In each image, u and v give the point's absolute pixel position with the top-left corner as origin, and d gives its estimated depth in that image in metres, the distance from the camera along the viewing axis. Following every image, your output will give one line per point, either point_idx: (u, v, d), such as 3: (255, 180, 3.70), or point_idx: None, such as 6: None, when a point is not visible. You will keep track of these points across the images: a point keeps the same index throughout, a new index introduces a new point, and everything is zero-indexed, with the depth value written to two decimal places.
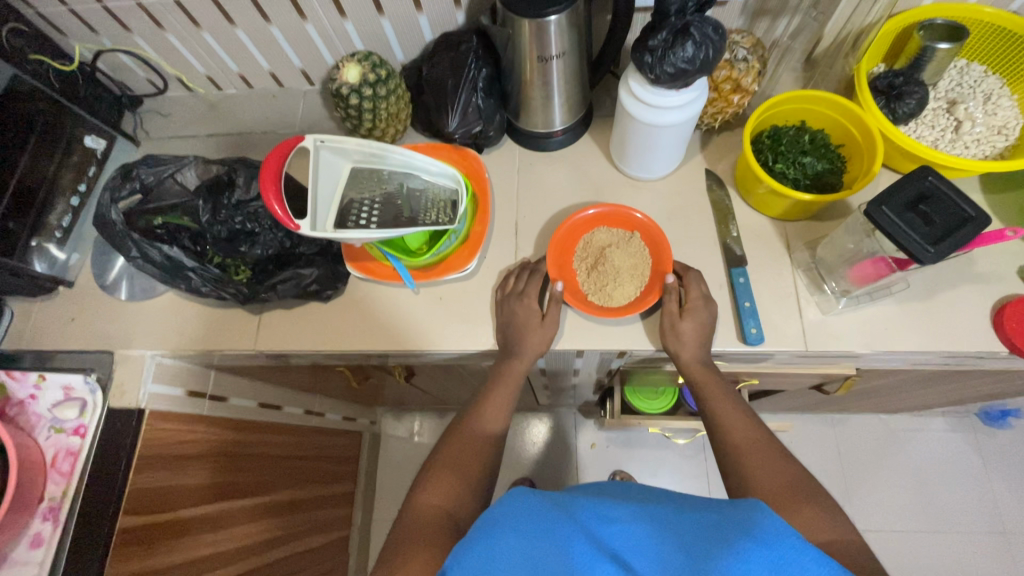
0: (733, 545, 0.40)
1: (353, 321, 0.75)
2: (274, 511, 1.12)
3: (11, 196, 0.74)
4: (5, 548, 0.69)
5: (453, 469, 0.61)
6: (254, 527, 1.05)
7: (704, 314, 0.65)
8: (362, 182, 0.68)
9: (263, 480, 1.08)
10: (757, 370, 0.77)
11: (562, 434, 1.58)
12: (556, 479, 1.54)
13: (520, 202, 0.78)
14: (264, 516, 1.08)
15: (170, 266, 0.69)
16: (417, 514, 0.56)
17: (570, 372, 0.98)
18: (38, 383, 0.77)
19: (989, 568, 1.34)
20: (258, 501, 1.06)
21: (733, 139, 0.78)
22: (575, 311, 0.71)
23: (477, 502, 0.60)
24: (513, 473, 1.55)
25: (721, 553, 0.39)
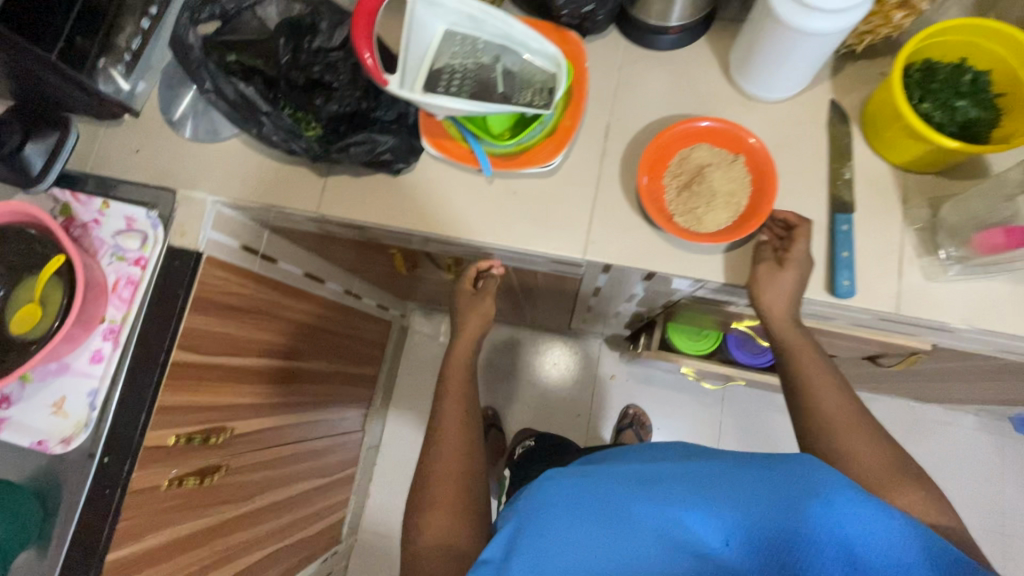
0: (802, 508, 0.47)
1: (421, 201, 0.72)
2: (309, 377, 1.17)
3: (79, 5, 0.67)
4: (69, 358, 0.73)
5: (446, 506, 0.63)
6: (289, 387, 1.10)
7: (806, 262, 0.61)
8: (455, 47, 0.62)
9: (301, 346, 1.11)
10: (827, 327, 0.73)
11: (586, 359, 1.60)
12: (571, 401, 1.57)
13: (615, 102, 0.71)
14: (299, 379, 1.13)
15: (243, 106, 0.64)
16: (423, 556, 0.60)
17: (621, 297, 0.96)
18: (102, 209, 0.77)
19: None
20: (295, 365, 1.10)
21: (872, 69, 0.68)
22: (656, 231, 0.67)
23: (476, 527, 0.63)
24: (531, 388, 1.59)
25: (788, 515, 0.47)
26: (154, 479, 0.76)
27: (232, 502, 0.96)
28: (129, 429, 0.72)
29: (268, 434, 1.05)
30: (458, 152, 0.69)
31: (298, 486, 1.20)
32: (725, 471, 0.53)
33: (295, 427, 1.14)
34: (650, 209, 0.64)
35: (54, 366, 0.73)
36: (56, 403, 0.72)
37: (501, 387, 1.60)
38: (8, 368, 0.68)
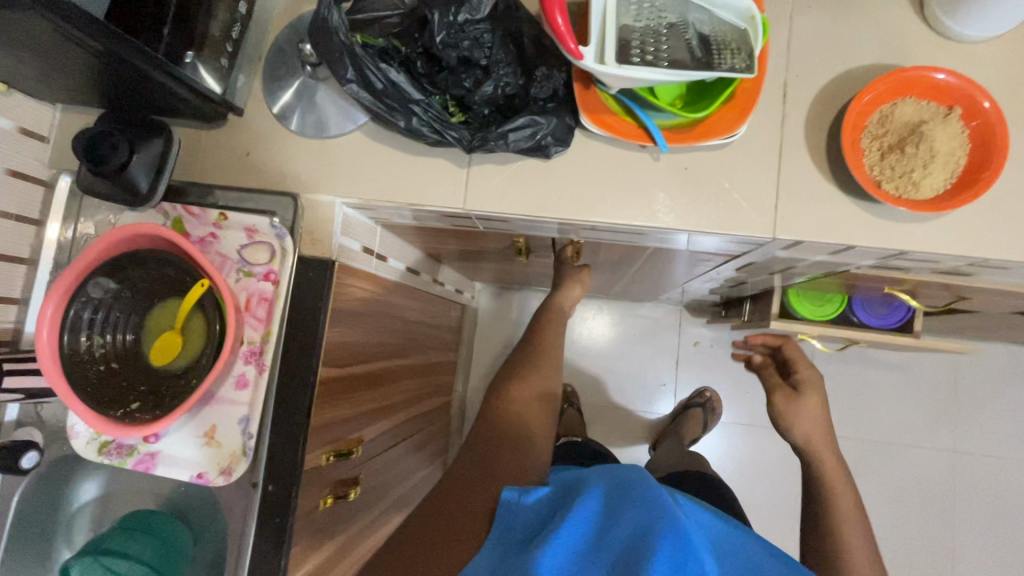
0: None
1: (579, 185, 0.65)
2: (410, 374, 1.13)
3: None
4: (213, 387, 0.68)
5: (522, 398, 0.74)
6: (400, 387, 1.06)
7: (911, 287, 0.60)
8: (637, 6, 0.54)
9: (406, 343, 1.07)
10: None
11: (664, 328, 1.55)
12: (649, 371, 1.54)
13: (792, 57, 0.63)
14: (405, 377, 1.10)
15: (391, 94, 0.58)
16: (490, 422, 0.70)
17: (754, 269, 0.90)
18: (218, 221, 0.71)
19: None
20: (402, 364, 1.06)
21: None
22: (853, 200, 0.60)
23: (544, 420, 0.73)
24: (612, 361, 1.55)
25: None
26: (312, 501, 0.72)
27: (367, 509, 0.93)
28: (288, 454, 0.68)
29: (389, 436, 1.02)
30: (623, 131, 0.61)
31: (407, 482, 1.19)
32: (776, 548, 0.56)
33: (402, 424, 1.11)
34: (859, 176, 0.56)
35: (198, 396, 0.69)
36: (206, 433, 0.68)
37: (580, 363, 1.56)
38: (160, 404, 0.63)
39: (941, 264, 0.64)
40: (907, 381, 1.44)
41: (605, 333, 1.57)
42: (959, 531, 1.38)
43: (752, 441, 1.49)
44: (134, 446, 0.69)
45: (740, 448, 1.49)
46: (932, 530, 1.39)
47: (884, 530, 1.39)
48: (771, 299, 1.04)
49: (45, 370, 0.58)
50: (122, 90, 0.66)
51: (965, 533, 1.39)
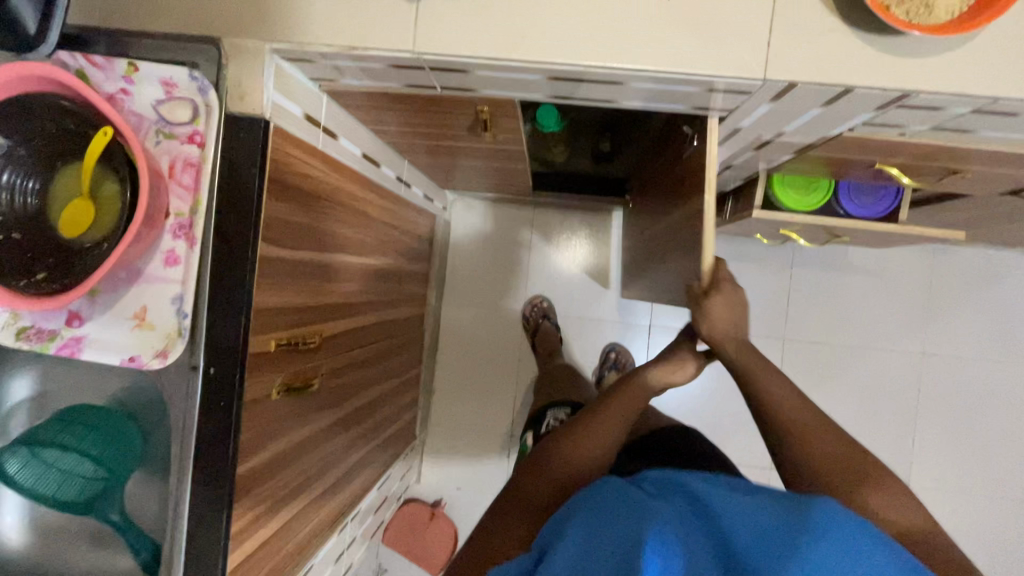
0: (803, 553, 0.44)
1: (547, 20, 0.56)
2: (375, 277, 1.07)
3: None
4: (138, 263, 0.61)
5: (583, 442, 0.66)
6: (363, 287, 1.00)
7: (734, 294, 0.69)
8: None
9: (369, 242, 1.00)
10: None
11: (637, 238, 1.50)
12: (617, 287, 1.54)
13: None
14: (370, 279, 1.04)
15: None
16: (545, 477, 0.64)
17: (740, 145, 0.82)
18: (128, 75, 0.61)
19: None
20: (366, 263, 1.00)
21: None
22: (858, 31, 0.53)
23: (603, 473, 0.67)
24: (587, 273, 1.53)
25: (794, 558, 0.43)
26: (262, 388, 0.67)
27: (332, 407, 0.91)
28: (230, 335, 0.62)
29: (354, 336, 0.98)
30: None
31: (379, 391, 1.16)
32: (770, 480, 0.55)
33: (369, 330, 1.07)
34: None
35: (124, 275, 0.62)
36: (136, 316, 0.62)
37: (554, 276, 1.56)
38: (76, 280, 0.56)
39: (945, 113, 0.58)
40: (883, 285, 1.44)
41: (580, 245, 1.55)
42: (921, 426, 1.43)
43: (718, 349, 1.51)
44: (56, 330, 0.62)
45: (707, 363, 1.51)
46: (896, 426, 1.44)
47: (853, 428, 1.44)
48: (754, 188, 0.98)
49: None
50: None
51: (927, 429, 1.43)
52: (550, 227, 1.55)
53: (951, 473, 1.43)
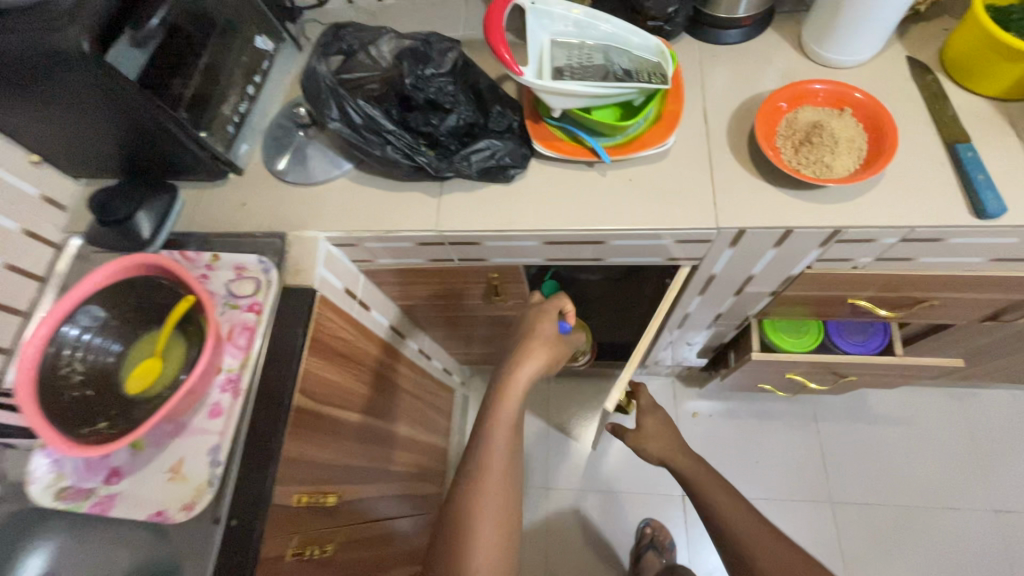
0: None
1: (536, 201, 0.72)
2: (401, 445, 1.11)
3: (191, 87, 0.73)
4: (186, 417, 0.67)
5: None
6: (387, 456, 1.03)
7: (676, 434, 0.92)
8: (565, 51, 0.67)
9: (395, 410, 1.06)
10: (953, 272, 0.74)
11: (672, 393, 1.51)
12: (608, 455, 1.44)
13: (706, 93, 0.76)
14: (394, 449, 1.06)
15: (368, 128, 0.68)
16: None
17: (741, 284, 0.87)
18: (211, 263, 0.77)
19: None
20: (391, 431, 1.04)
21: (934, 28, 0.74)
22: (780, 188, 0.68)
23: None
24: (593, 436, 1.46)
25: None
26: (278, 547, 0.66)
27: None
28: (256, 487, 0.64)
29: (374, 505, 0.97)
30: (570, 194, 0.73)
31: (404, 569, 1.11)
32: None
33: (391, 501, 1.07)
34: (774, 158, 0.65)
35: (170, 428, 0.67)
36: (172, 468, 0.65)
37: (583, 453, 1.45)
38: (124, 432, 0.63)
39: (877, 248, 0.70)
40: (919, 436, 1.39)
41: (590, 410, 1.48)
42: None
43: (811, 476, 1.39)
44: (93, 488, 0.66)
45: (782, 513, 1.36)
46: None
47: None
48: (747, 335, 1.07)
49: (20, 397, 0.57)
50: (139, 153, 0.76)
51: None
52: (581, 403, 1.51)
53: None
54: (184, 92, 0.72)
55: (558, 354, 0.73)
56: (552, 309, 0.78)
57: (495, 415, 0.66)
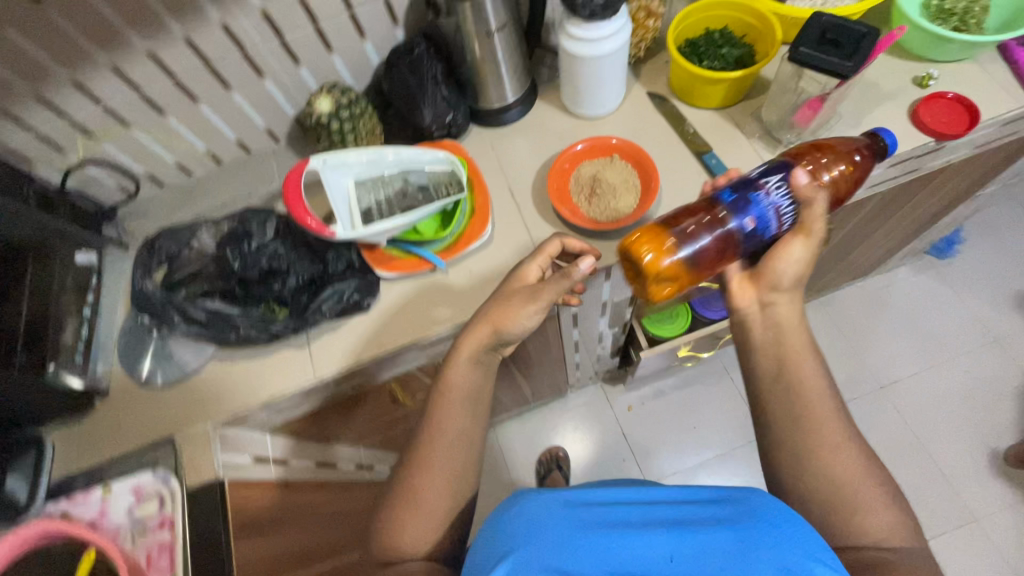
0: None
1: (397, 320, 0.79)
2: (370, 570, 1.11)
3: (21, 332, 0.70)
4: None
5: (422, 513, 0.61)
6: None
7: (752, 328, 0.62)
8: (367, 189, 0.76)
9: (349, 538, 1.07)
10: None
11: (608, 393, 1.63)
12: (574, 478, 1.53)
13: (506, 172, 0.87)
14: None
15: (215, 320, 0.72)
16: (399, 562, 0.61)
17: (601, 309, 0.98)
18: (103, 496, 0.71)
19: (1000, 373, 1.45)
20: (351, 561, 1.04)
21: (658, 63, 0.90)
22: (589, 237, 0.79)
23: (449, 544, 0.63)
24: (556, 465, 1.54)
25: None
26: None
27: None
28: None
29: None
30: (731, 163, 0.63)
31: None
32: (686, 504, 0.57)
33: None
34: (573, 218, 0.77)
35: None
36: None
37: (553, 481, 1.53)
38: None
39: None
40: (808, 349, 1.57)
41: (574, 423, 1.60)
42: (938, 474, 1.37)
43: (740, 420, 1.56)
44: None
45: (729, 464, 1.50)
46: (925, 484, 1.35)
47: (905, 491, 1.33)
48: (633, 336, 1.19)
49: None
50: None
51: (948, 467, 1.36)
52: (537, 434, 1.60)
53: (1004, 507, 1.31)
54: (16, 330, 0.69)
55: (537, 296, 0.66)
56: (535, 252, 0.72)
57: (470, 332, 0.68)
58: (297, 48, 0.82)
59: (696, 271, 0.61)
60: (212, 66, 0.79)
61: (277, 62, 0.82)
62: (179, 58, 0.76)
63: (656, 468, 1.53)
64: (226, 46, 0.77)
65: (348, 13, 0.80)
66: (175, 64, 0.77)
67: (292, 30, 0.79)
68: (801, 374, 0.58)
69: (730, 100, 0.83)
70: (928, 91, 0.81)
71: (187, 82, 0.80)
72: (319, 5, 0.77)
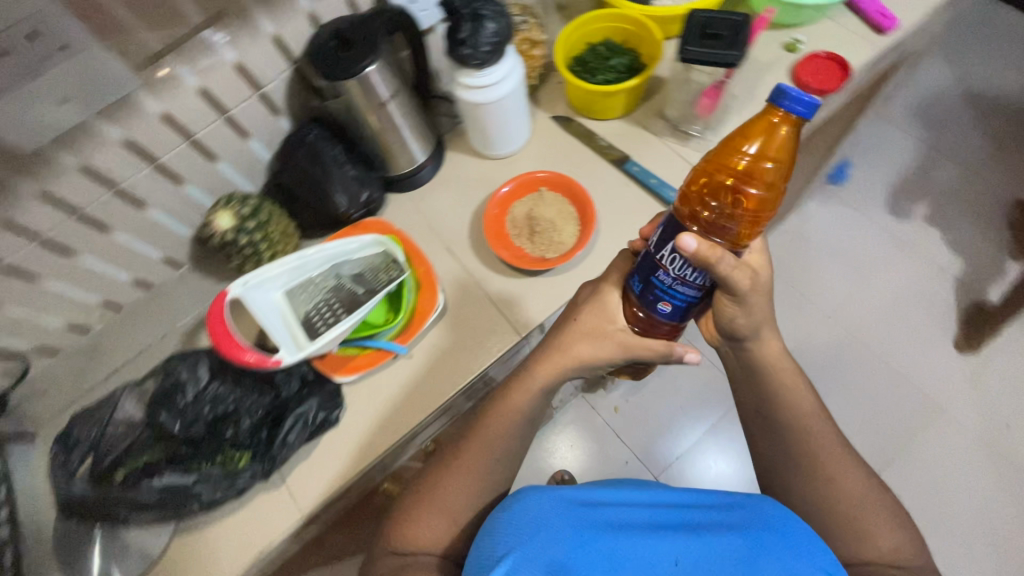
0: None
1: (374, 423, 0.72)
2: None
3: None
4: None
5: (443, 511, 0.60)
6: None
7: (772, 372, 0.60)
8: (302, 296, 0.67)
9: None
10: None
11: (591, 401, 1.62)
12: None
13: (439, 233, 0.83)
14: None
15: (171, 496, 0.63)
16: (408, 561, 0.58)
17: None
18: None
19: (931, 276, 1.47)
20: None
21: (552, 86, 0.91)
22: (543, 276, 0.77)
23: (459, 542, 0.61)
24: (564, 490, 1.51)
25: None
26: None
27: None
28: None
29: None
30: (725, 149, 0.47)
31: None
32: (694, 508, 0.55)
33: None
34: (522, 263, 0.75)
35: None
36: None
37: None
38: None
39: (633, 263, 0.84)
40: None
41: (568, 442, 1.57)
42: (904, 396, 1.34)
43: (718, 387, 1.60)
44: None
45: (722, 431, 1.54)
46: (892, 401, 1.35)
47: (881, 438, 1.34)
48: None
49: None
50: None
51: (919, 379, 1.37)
52: (536, 466, 1.55)
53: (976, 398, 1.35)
54: None
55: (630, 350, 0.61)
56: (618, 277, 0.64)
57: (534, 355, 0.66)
58: (176, 168, 0.73)
59: (670, 301, 0.51)
60: (81, 213, 0.69)
61: (157, 188, 0.74)
62: (40, 217, 0.66)
63: (658, 459, 1.54)
64: (93, 188, 0.68)
65: (223, 117, 0.73)
66: (36, 224, 0.66)
67: (165, 151, 0.70)
68: (806, 406, 0.58)
69: (631, 106, 0.85)
70: (799, 54, 0.87)
71: (55, 238, 0.69)
72: (189, 119, 0.69)
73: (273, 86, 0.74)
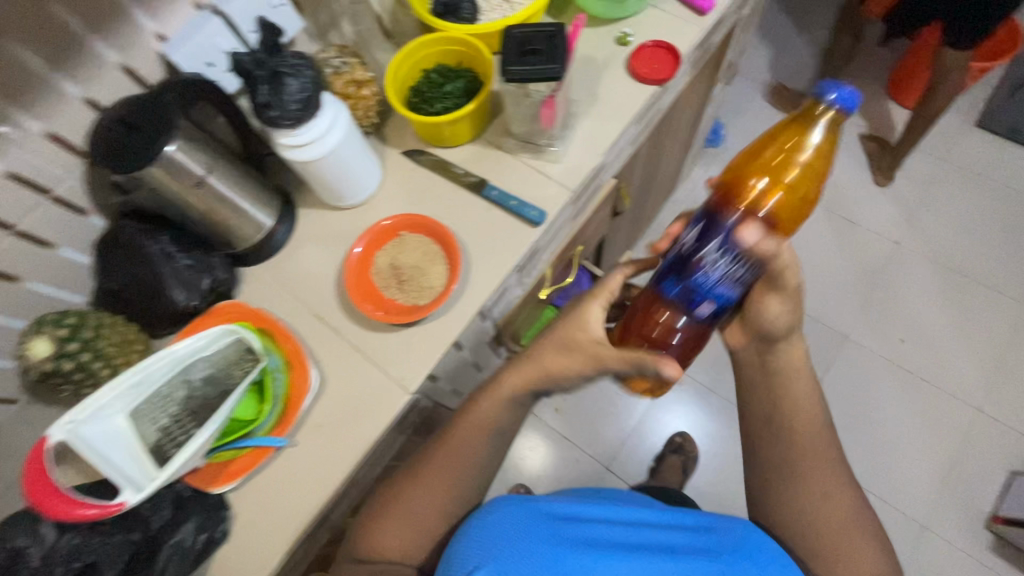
0: None
1: (268, 525, 0.66)
2: None
3: None
4: None
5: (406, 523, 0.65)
6: None
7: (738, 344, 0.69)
8: (146, 418, 0.57)
9: None
10: (565, 240, 0.91)
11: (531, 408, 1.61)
12: None
13: (305, 300, 0.77)
14: None
15: None
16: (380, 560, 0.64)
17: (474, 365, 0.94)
18: None
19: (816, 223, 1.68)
20: None
21: (396, 120, 0.86)
22: (421, 324, 0.74)
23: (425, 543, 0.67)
24: None
25: None
26: None
27: None
28: None
29: None
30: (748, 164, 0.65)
31: None
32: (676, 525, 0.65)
33: None
34: (393, 317, 0.71)
35: None
36: None
37: None
38: None
39: (513, 285, 0.82)
40: None
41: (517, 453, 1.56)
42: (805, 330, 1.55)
43: None
44: None
45: (660, 406, 1.58)
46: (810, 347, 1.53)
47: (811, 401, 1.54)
48: None
49: None
50: None
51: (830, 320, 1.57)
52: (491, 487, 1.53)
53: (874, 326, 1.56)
54: None
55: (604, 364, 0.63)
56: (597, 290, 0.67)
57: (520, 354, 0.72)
58: None
59: (714, 300, 0.59)
60: None
61: None
62: None
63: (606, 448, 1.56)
64: None
65: (11, 234, 0.63)
66: None
67: None
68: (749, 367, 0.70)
69: (478, 128, 0.83)
70: (630, 47, 0.87)
71: None
72: None
73: (66, 186, 0.65)
